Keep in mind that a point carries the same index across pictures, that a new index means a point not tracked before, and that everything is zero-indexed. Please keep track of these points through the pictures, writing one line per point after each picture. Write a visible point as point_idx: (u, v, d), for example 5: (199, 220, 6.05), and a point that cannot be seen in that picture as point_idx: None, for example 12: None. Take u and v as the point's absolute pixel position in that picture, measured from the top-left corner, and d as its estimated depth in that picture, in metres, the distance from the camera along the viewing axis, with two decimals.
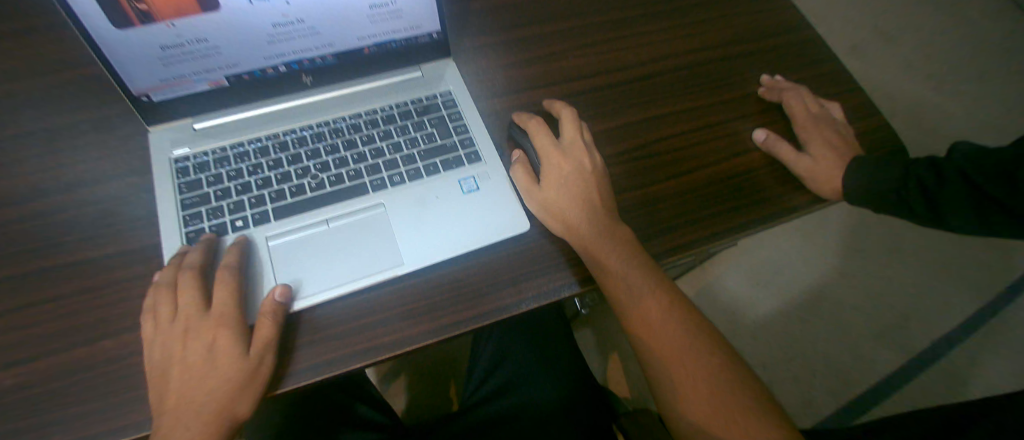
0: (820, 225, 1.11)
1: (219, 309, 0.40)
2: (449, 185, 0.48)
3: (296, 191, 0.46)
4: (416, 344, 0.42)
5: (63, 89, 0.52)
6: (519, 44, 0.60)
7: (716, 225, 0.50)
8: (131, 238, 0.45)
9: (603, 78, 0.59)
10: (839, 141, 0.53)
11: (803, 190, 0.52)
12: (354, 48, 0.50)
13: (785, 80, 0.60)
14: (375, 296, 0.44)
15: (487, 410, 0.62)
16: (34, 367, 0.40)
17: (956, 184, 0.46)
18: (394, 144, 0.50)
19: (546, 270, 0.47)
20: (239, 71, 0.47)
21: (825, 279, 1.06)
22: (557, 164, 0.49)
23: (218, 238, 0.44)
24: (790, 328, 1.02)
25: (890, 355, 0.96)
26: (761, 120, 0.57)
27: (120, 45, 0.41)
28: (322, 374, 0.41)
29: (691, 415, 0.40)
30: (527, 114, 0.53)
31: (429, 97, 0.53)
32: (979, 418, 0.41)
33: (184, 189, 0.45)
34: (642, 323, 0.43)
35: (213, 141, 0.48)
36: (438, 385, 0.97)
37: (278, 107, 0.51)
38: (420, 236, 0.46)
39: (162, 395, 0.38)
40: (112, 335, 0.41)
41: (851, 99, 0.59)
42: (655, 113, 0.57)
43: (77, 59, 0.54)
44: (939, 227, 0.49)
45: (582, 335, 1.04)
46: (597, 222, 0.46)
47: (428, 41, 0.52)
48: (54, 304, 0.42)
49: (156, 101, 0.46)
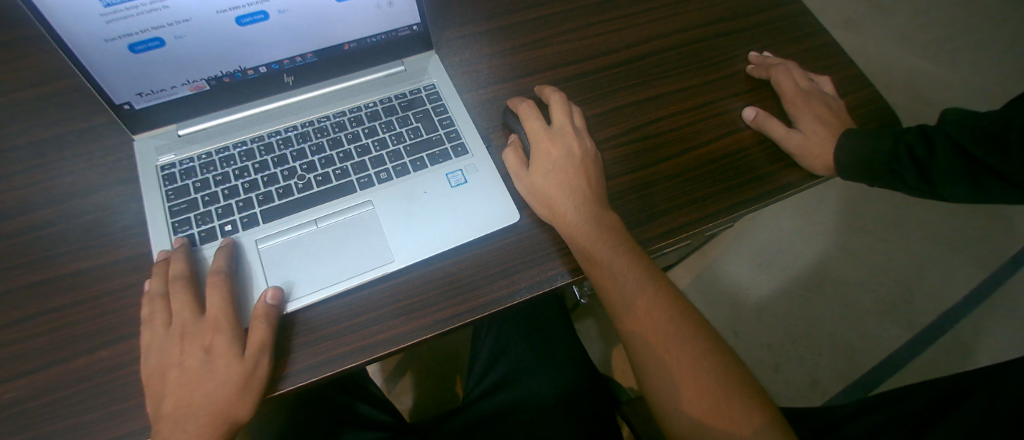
0: (820, 202, 1.10)
1: (214, 315, 0.40)
2: (437, 179, 0.48)
3: (284, 193, 0.46)
4: (408, 341, 0.42)
5: (47, 102, 0.52)
6: (503, 33, 0.60)
7: (709, 206, 0.49)
8: (121, 248, 0.45)
9: (591, 62, 0.58)
10: (832, 115, 0.52)
11: (796, 167, 0.52)
12: (334, 45, 0.50)
13: (773, 56, 0.59)
14: (367, 294, 0.44)
15: (487, 404, 0.62)
16: (33, 381, 0.40)
17: (945, 151, 0.45)
18: (380, 140, 0.49)
19: (540, 260, 0.46)
20: (220, 74, 0.47)
21: (826, 257, 1.05)
22: (546, 149, 0.48)
23: (192, 244, 0.44)
24: (795, 308, 1.03)
25: (896, 331, 0.95)
26: (752, 98, 0.56)
27: (97, 52, 0.41)
28: (316, 376, 0.41)
29: (688, 405, 0.39)
30: (520, 98, 0.53)
31: (414, 90, 0.52)
32: (976, 388, 0.41)
33: (171, 196, 0.45)
34: (635, 311, 0.43)
35: (198, 146, 0.48)
36: (444, 380, 0.97)
37: (261, 109, 0.51)
38: (409, 231, 0.45)
39: (160, 403, 0.38)
40: (107, 344, 0.41)
41: (841, 72, 0.58)
42: (644, 96, 0.56)
43: (58, 71, 0.54)
44: (933, 197, 0.47)
45: (583, 326, 1.04)
46: (585, 210, 0.46)
47: (409, 34, 0.52)
48: (48, 316, 0.42)
49: (139, 108, 0.46)
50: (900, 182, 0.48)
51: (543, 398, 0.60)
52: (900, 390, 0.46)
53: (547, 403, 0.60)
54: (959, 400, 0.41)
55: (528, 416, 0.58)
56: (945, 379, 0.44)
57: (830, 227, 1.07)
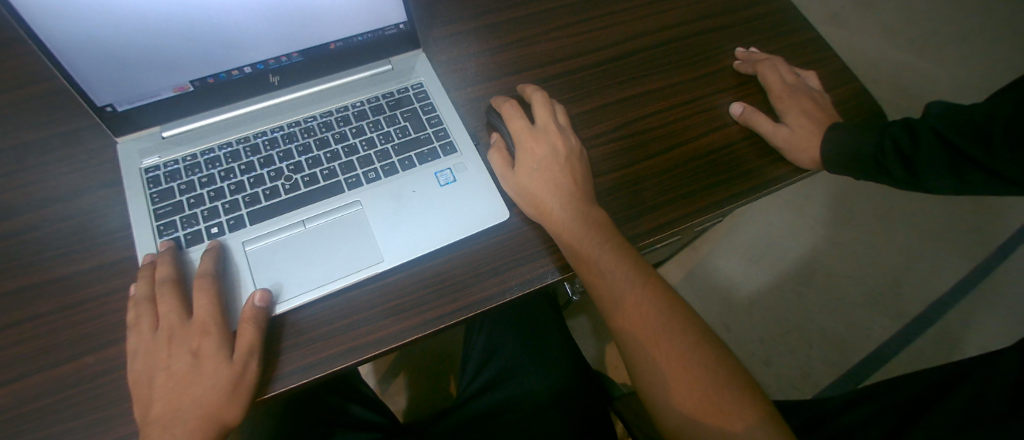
0: (809, 197, 1.11)
1: (201, 318, 0.40)
2: (425, 178, 0.48)
3: (270, 194, 0.46)
4: (399, 341, 0.42)
5: (27, 105, 0.51)
6: (490, 31, 0.60)
7: (698, 202, 0.49)
8: (107, 252, 0.45)
9: (579, 60, 0.58)
10: (817, 109, 0.52)
11: (784, 161, 0.52)
12: (320, 44, 0.49)
13: (760, 51, 0.59)
14: (355, 295, 0.44)
15: (481, 403, 0.62)
16: (18, 389, 0.39)
17: (930, 145, 0.45)
18: (367, 140, 0.49)
19: (530, 258, 0.46)
20: (204, 75, 0.47)
21: (816, 250, 1.06)
22: (530, 148, 0.48)
23: (178, 247, 0.43)
24: (787, 300, 1.03)
25: (886, 323, 0.96)
26: (739, 93, 0.57)
27: (77, 53, 0.40)
28: (306, 378, 0.40)
29: (680, 400, 0.39)
30: (503, 97, 0.53)
31: (402, 89, 0.52)
32: (962, 377, 0.42)
33: (156, 199, 0.45)
34: (625, 308, 0.43)
35: (183, 148, 0.47)
36: (438, 380, 0.97)
37: (246, 111, 0.50)
38: (398, 230, 0.45)
39: (148, 407, 0.38)
40: (93, 350, 0.40)
41: (827, 67, 0.59)
42: (630, 93, 0.56)
43: (40, 74, 0.53)
44: (919, 189, 0.48)
45: (577, 323, 1.04)
46: (572, 208, 0.46)
47: (396, 32, 0.52)
48: (32, 323, 0.41)
49: (121, 110, 0.45)
50: (887, 176, 0.48)
51: (536, 395, 0.60)
52: (889, 381, 0.47)
53: (540, 401, 0.60)
54: (946, 389, 0.42)
55: (521, 413, 0.58)
56: (932, 369, 0.44)
57: (820, 220, 1.08)
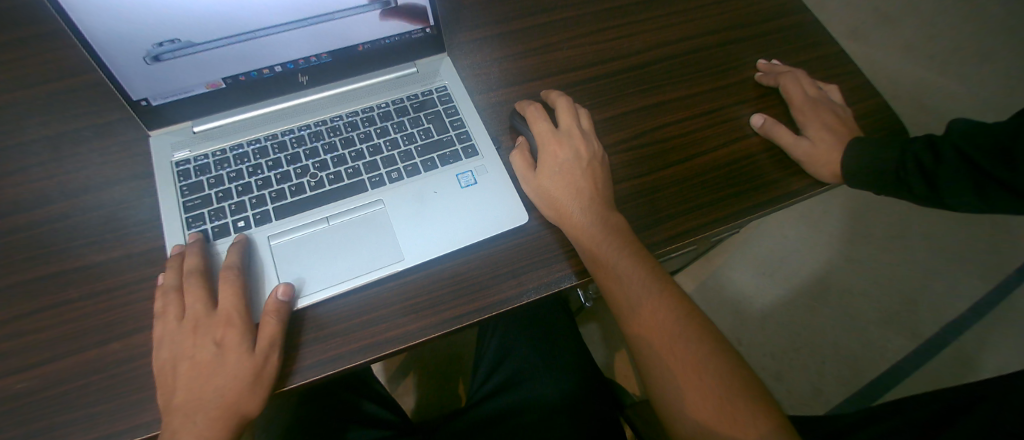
0: (825, 211, 1.10)
1: (226, 309, 0.41)
2: (447, 179, 0.48)
3: (296, 191, 0.47)
4: (417, 339, 0.42)
5: (63, 97, 0.53)
6: (514, 36, 0.60)
7: (716, 211, 0.49)
8: (135, 242, 0.46)
9: (601, 67, 0.59)
10: (839, 124, 0.52)
11: (803, 174, 0.52)
12: (348, 46, 0.50)
13: (782, 64, 0.59)
14: (375, 292, 0.44)
15: (490, 407, 0.62)
16: (45, 372, 0.40)
17: (953, 161, 0.45)
18: (391, 140, 0.50)
19: (547, 261, 0.47)
20: (236, 72, 0.48)
21: (830, 265, 1.05)
22: (553, 150, 0.49)
23: (206, 239, 0.44)
24: (798, 316, 1.02)
25: (899, 342, 0.95)
26: (760, 105, 0.57)
27: (113, 46, 0.42)
28: (325, 372, 0.41)
29: (694, 410, 0.39)
30: (527, 102, 0.54)
31: (426, 92, 0.53)
32: (980, 398, 0.41)
33: (185, 192, 0.46)
34: (642, 315, 0.43)
35: (212, 143, 0.49)
36: (448, 381, 0.98)
37: (274, 108, 0.51)
38: (419, 230, 0.46)
39: (171, 395, 0.39)
40: (119, 337, 0.42)
41: (849, 83, 0.59)
42: (650, 102, 0.57)
43: (76, 67, 0.55)
44: (941, 207, 0.47)
45: (587, 331, 1.04)
46: (592, 213, 0.46)
47: (422, 36, 0.52)
48: (61, 309, 0.42)
49: (156, 104, 0.47)
50: (908, 192, 0.48)
51: (547, 401, 0.60)
52: (905, 399, 0.46)
53: (548, 407, 0.60)
54: (964, 410, 0.41)
55: (528, 418, 0.59)
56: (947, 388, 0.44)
57: (835, 236, 1.07)
